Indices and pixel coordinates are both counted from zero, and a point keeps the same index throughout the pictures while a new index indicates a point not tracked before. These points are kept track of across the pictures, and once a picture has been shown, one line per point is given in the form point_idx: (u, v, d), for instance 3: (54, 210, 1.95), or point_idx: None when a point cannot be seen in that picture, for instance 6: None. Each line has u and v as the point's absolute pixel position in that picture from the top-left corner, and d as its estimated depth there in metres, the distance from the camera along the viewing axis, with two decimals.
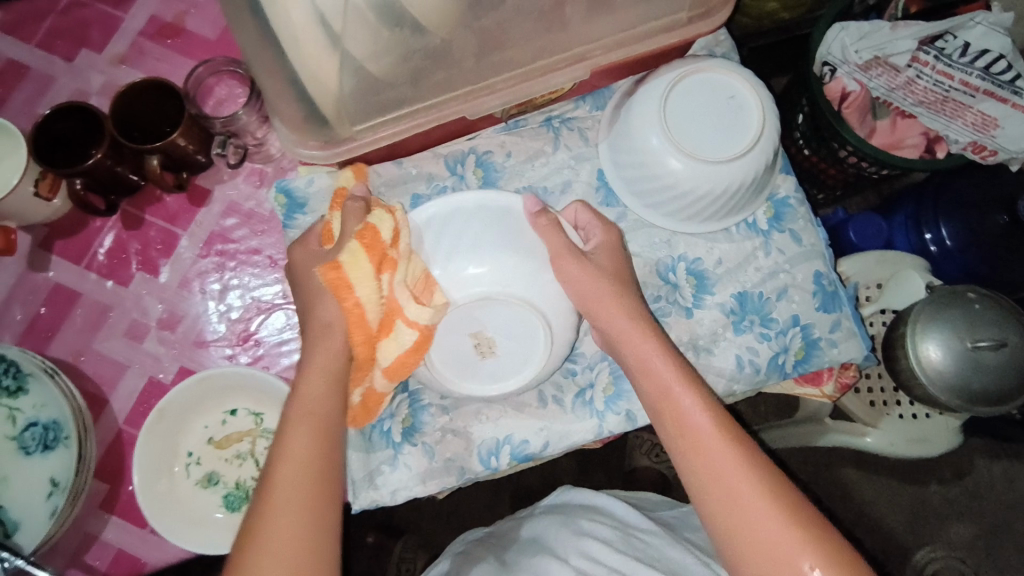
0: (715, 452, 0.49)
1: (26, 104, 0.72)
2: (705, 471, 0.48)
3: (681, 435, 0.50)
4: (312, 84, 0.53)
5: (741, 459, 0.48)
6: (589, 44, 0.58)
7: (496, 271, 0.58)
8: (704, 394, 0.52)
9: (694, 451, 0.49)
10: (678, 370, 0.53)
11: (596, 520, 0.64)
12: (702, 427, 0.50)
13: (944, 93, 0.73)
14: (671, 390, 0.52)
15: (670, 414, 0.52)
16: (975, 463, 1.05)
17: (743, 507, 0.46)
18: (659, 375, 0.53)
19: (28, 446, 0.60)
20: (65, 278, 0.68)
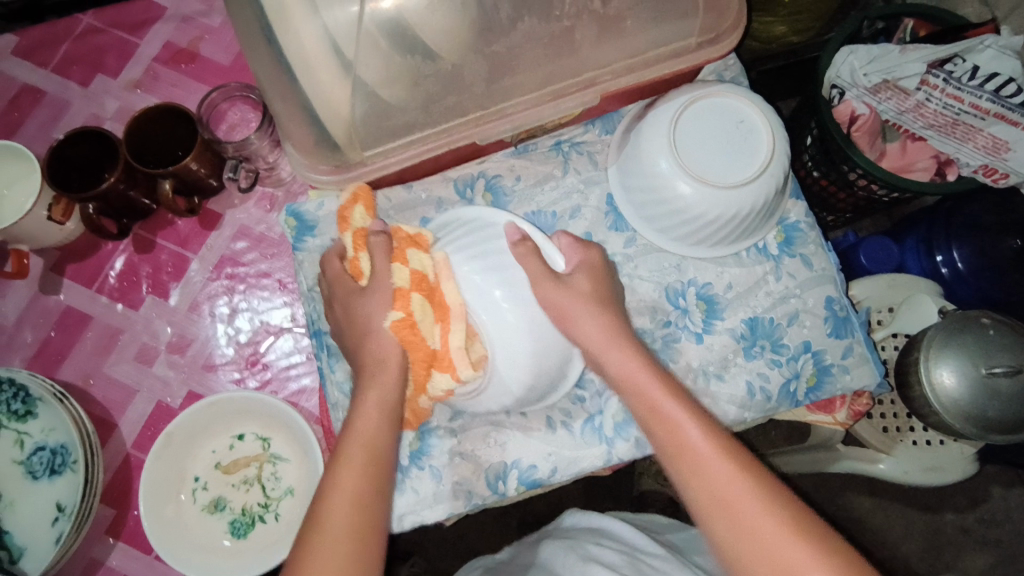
0: (711, 471, 0.47)
1: (41, 128, 0.73)
2: (705, 490, 0.47)
3: (673, 446, 0.49)
4: (325, 111, 0.53)
5: (741, 475, 0.47)
6: (599, 69, 0.58)
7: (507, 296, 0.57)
8: (695, 409, 0.50)
9: (690, 470, 0.48)
10: (665, 387, 0.52)
11: (603, 546, 0.62)
12: (697, 444, 0.48)
13: (955, 116, 0.72)
14: (659, 406, 0.51)
15: (664, 431, 0.50)
16: (991, 491, 1.03)
17: (746, 522, 0.45)
18: (648, 392, 0.52)
19: (35, 471, 0.60)
20: (76, 301, 0.68)
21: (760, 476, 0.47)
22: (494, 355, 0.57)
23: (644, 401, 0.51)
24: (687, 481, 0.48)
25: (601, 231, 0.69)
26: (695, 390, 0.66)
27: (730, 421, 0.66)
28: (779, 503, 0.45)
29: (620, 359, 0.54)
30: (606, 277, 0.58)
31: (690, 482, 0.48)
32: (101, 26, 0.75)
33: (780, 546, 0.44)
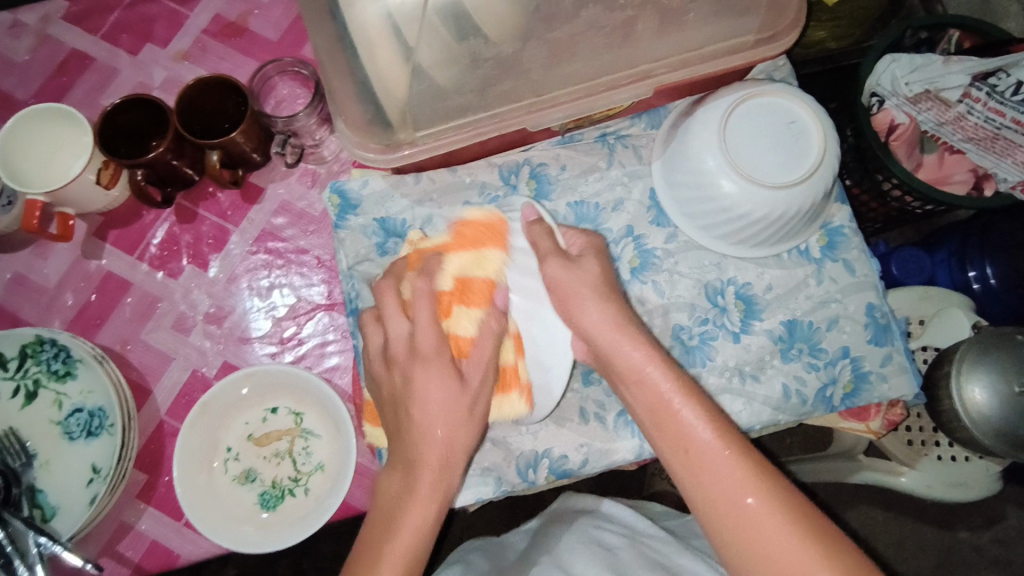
0: (716, 471, 0.47)
1: (89, 94, 0.73)
2: (714, 493, 0.46)
3: (680, 448, 0.48)
4: (382, 91, 0.54)
5: (750, 475, 0.46)
6: (654, 62, 0.57)
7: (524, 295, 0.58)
8: (702, 404, 0.49)
9: (696, 468, 0.47)
10: (675, 380, 0.50)
11: (604, 529, 0.63)
12: (706, 443, 0.47)
13: (995, 130, 0.70)
14: (666, 402, 0.50)
15: (669, 428, 0.49)
16: (1008, 512, 1.02)
17: (754, 527, 0.44)
18: (656, 387, 0.50)
19: (72, 432, 0.61)
20: (116, 267, 0.68)
21: (774, 481, 0.46)
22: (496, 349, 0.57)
23: (659, 395, 0.50)
24: (693, 480, 0.47)
25: (642, 225, 0.69)
26: (730, 390, 0.65)
27: (764, 422, 0.65)
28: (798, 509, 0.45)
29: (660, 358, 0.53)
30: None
31: (696, 481, 0.47)
32: None
33: (783, 551, 0.43)
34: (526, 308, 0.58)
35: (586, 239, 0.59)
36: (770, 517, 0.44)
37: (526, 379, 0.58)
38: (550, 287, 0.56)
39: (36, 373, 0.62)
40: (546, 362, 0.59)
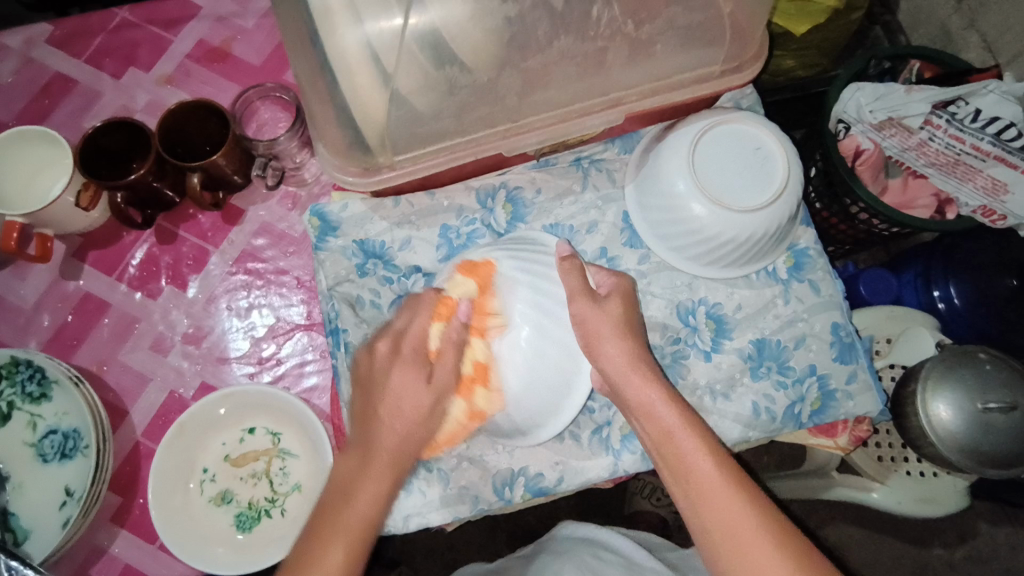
0: (722, 505, 0.48)
1: (70, 117, 0.74)
2: (713, 523, 0.48)
3: (685, 480, 0.50)
4: (361, 117, 0.55)
5: (751, 511, 0.48)
6: (626, 90, 0.60)
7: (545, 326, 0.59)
8: (707, 439, 0.51)
9: (700, 502, 0.49)
10: (681, 416, 0.52)
11: (601, 559, 0.63)
12: (710, 478, 0.49)
13: (956, 156, 0.73)
14: (673, 437, 0.51)
15: (675, 465, 0.50)
16: (978, 527, 1.04)
17: (751, 555, 0.46)
18: (662, 422, 0.52)
19: (46, 454, 0.61)
20: (95, 288, 0.69)
21: (766, 509, 0.48)
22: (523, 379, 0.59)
23: (664, 425, 0.52)
24: (697, 514, 0.49)
25: (616, 247, 0.71)
26: (702, 407, 0.67)
27: (735, 439, 0.67)
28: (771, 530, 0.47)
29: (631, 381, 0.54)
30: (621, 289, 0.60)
31: (702, 516, 0.48)
32: (136, 21, 0.76)
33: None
34: (557, 337, 0.59)
35: (618, 280, 0.59)
36: (771, 554, 0.46)
37: (546, 405, 0.60)
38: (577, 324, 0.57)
39: (11, 395, 0.61)
40: (566, 390, 0.60)
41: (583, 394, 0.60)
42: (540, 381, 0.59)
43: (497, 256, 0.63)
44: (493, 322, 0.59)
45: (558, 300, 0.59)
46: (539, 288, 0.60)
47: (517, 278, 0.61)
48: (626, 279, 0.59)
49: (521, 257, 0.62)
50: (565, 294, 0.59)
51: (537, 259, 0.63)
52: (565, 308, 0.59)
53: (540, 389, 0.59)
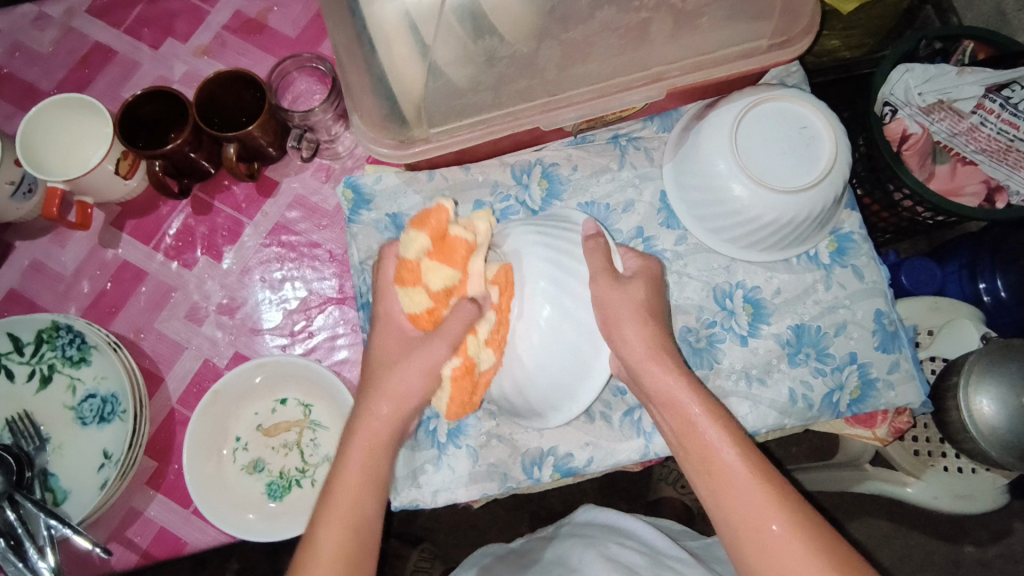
0: (745, 500, 0.47)
1: (109, 87, 0.74)
2: (733, 515, 0.47)
3: (709, 473, 0.49)
4: (400, 89, 0.55)
5: (773, 499, 0.47)
6: (668, 65, 0.58)
7: (566, 305, 0.56)
8: (728, 427, 0.50)
9: (721, 489, 0.48)
10: (704, 405, 0.51)
11: (624, 546, 0.62)
12: (732, 467, 0.48)
13: (1009, 142, 0.71)
14: (695, 426, 0.51)
15: (694, 451, 0.50)
16: (1014, 527, 1.01)
17: (774, 551, 0.45)
18: (685, 410, 0.51)
19: (85, 417, 0.62)
20: (132, 256, 0.70)
21: (791, 502, 0.47)
22: (540, 362, 0.56)
23: (686, 411, 0.51)
24: (717, 501, 0.49)
25: (652, 227, 0.69)
26: (737, 392, 0.66)
27: (769, 426, 0.65)
28: (808, 526, 0.46)
29: (660, 369, 0.52)
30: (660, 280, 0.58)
31: (722, 503, 0.48)
32: None
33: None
34: (577, 317, 0.57)
35: (643, 262, 0.58)
36: (791, 543, 0.45)
37: (560, 388, 0.58)
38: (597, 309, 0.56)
39: (52, 358, 0.63)
40: (587, 373, 0.58)
41: (601, 379, 0.58)
42: (554, 362, 0.56)
43: (523, 231, 0.60)
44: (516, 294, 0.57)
45: (580, 278, 0.57)
46: (565, 263, 0.58)
47: (544, 252, 0.58)
48: (652, 263, 0.59)
49: (546, 232, 0.60)
50: (589, 273, 0.57)
51: (565, 235, 0.60)
52: (587, 287, 0.57)
53: (556, 374, 0.57)
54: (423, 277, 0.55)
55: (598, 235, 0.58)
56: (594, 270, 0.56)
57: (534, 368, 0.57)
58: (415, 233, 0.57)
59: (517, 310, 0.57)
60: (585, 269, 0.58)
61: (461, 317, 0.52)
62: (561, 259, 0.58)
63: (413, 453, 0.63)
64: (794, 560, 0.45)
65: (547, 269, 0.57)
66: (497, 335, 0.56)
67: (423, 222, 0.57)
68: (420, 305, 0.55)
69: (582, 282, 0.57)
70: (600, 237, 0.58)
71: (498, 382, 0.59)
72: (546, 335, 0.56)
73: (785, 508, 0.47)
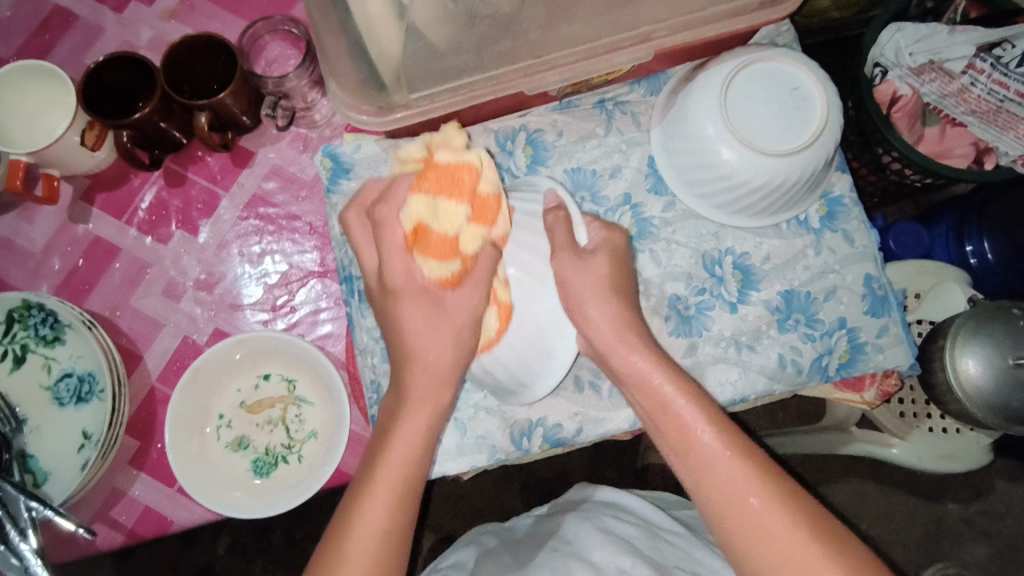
0: (725, 476, 0.47)
1: (72, 54, 0.71)
2: (714, 492, 0.47)
3: (688, 453, 0.49)
4: (376, 51, 0.53)
5: (755, 472, 0.47)
6: (656, 23, 0.56)
7: (528, 283, 0.56)
8: (703, 404, 0.50)
9: (700, 468, 0.48)
10: (679, 385, 0.51)
11: (620, 518, 0.62)
12: (709, 445, 0.48)
13: (998, 103, 0.70)
14: (669, 406, 0.50)
15: (672, 433, 0.50)
16: (994, 485, 1.03)
17: (763, 524, 0.45)
18: (659, 392, 0.50)
19: (62, 397, 0.61)
20: (104, 232, 0.67)
21: (772, 476, 0.47)
22: (499, 341, 0.55)
23: (661, 393, 0.50)
24: (698, 480, 0.48)
25: (640, 193, 0.68)
26: (726, 359, 0.65)
27: (758, 392, 0.65)
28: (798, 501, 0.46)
29: (630, 348, 0.52)
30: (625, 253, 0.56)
31: (701, 482, 0.48)
32: None
33: (787, 548, 0.44)
34: (539, 294, 0.56)
35: (607, 235, 0.56)
36: (776, 518, 0.45)
37: (526, 365, 0.57)
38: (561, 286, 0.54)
39: (24, 338, 0.61)
40: (552, 351, 0.57)
41: (566, 359, 0.57)
42: (516, 340, 0.56)
43: None
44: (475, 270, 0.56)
45: (541, 255, 0.56)
46: (526, 239, 0.56)
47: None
48: (616, 236, 0.56)
49: (507, 207, 0.58)
50: (548, 247, 0.56)
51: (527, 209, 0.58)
52: (548, 262, 0.56)
53: (514, 352, 0.56)
54: (457, 245, 0.50)
55: (560, 208, 0.56)
56: (556, 244, 0.54)
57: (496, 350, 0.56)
58: (451, 195, 0.50)
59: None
60: (546, 245, 0.56)
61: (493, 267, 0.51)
62: (521, 234, 0.57)
63: None
64: (778, 535, 0.45)
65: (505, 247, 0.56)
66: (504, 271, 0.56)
67: (451, 169, 0.50)
68: (450, 265, 0.50)
69: (544, 259, 0.56)
70: (560, 209, 0.56)
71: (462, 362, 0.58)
72: (504, 316, 0.55)
73: (768, 482, 0.47)
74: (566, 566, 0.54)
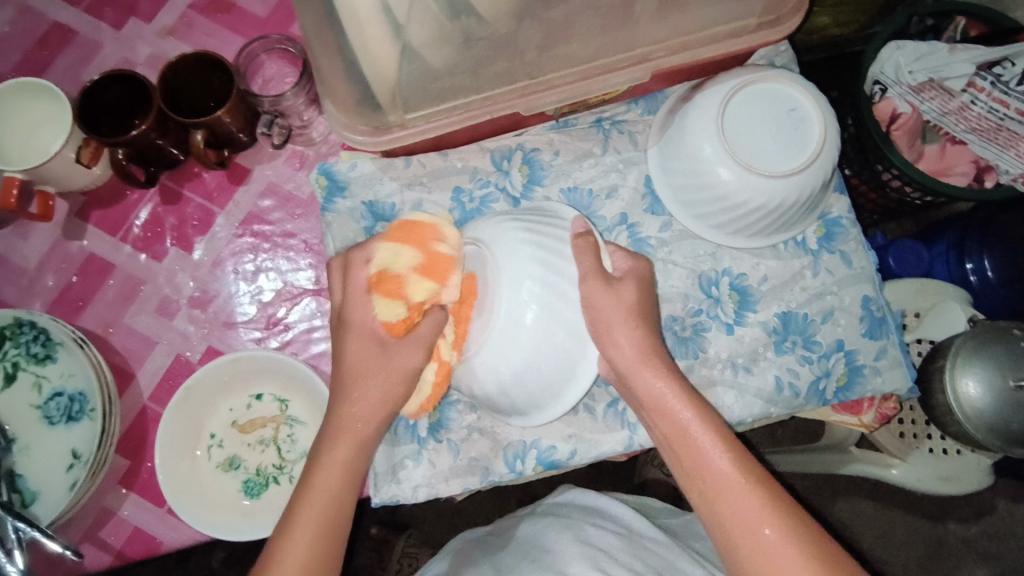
0: (737, 505, 0.46)
1: (70, 70, 0.71)
2: (727, 521, 0.46)
3: (703, 480, 0.48)
4: (372, 73, 0.52)
5: (764, 504, 0.46)
6: (653, 45, 0.56)
7: (553, 305, 0.55)
8: (719, 430, 0.50)
9: (714, 496, 0.47)
10: (695, 410, 0.50)
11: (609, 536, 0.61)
12: (724, 471, 0.48)
13: (999, 121, 0.68)
14: (686, 432, 0.49)
15: (688, 459, 0.49)
16: (996, 504, 1.02)
17: (767, 550, 0.45)
18: (675, 417, 0.50)
19: (52, 416, 0.60)
20: (99, 248, 0.67)
21: (784, 505, 0.46)
22: (526, 361, 0.54)
23: (677, 418, 0.50)
24: (710, 507, 0.47)
25: (637, 213, 0.68)
26: (723, 381, 0.65)
27: (755, 415, 0.64)
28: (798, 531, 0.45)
29: (648, 368, 0.52)
30: (650, 283, 0.56)
31: (713, 509, 0.47)
32: None
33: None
34: (566, 319, 0.55)
35: (634, 263, 0.56)
36: (787, 549, 0.44)
37: (547, 385, 0.56)
38: (586, 308, 0.54)
39: (16, 355, 0.60)
40: (572, 372, 0.56)
41: (588, 378, 0.57)
42: (543, 363, 0.55)
43: (507, 226, 0.58)
44: (503, 291, 0.54)
45: (569, 278, 0.56)
46: (554, 261, 0.56)
47: (532, 251, 0.56)
48: (642, 265, 0.56)
49: (532, 228, 0.57)
50: (579, 273, 0.55)
51: (551, 230, 0.58)
52: (577, 288, 0.55)
53: (541, 372, 0.55)
54: (410, 295, 0.52)
55: (588, 234, 0.56)
56: (582, 270, 0.55)
57: (523, 370, 0.55)
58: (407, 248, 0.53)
59: (499, 305, 0.54)
60: (573, 268, 0.56)
61: (437, 325, 0.53)
62: (548, 255, 0.56)
63: (393, 448, 0.62)
64: (790, 569, 0.44)
65: (532, 269, 0.55)
66: (455, 331, 0.55)
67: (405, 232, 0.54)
68: (395, 314, 0.52)
69: (572, 281, 0.55)
70: (589, 236, 0.56)
71: (478, 383, 0.56)
72: (534, 337, 0.54)
73: (772, 510, 0.46)
74: None
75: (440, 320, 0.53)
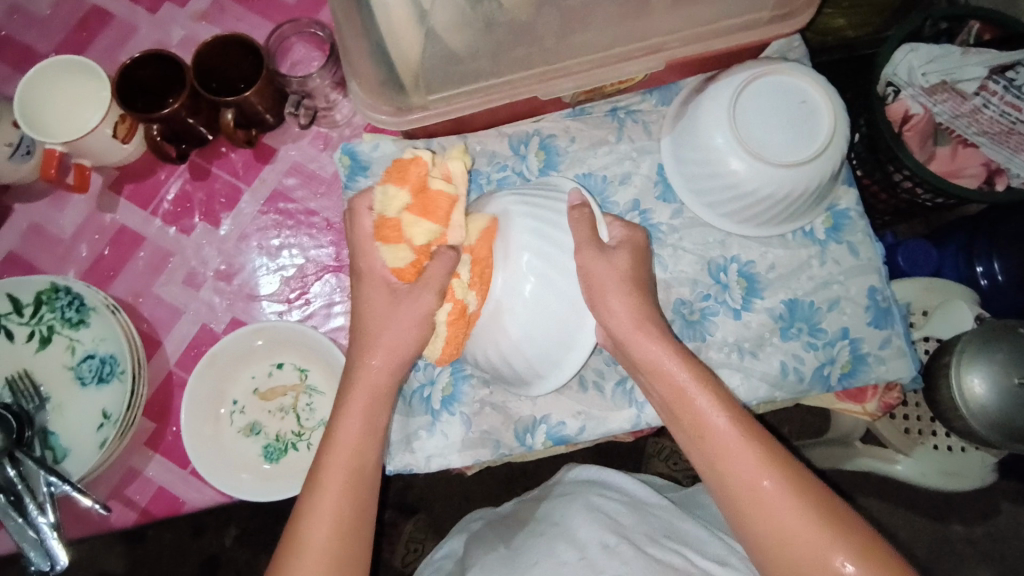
0: (738, 462, 0.48)
1: (107, 51, 0.74)
2: (729, 479, 0.48)
3: (703, 440, 0.50)
4: (397, 55, 0.55)
5: (766, 458, 0.48)
6: (666, 36, 0.57)
7: (550, 276, 0.56)
8: (717, 391, 0.51)
9: (715, 454, 0.49)
10: (693, 373, 0.52)
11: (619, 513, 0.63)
12: (722, 429, 0.49)
13: (1011, 124, 0.71)
14: (685, 394, 0.51)
15: (686, 420, 0.51)
16: (1000, 507, 1.03)
17: (767, 502, 0.47)
18: (672, 379, 0.52)
19: (84, 377, 0.63)
20: (131, 221, 0.70)
21: (782, 459, 0.48)
22: (524, 330, 0.57)
23: (674, 380, 0.52)
24: (713, 465, 0.49)
25: (649, 200, 0.69)
26: (730, 364, 0.66)
27: (760, 398, 0.66)
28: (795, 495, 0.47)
29: (651, 339, 0.53)
30: (647, 252, 0.58)
31: (714, 465, 0.49)
32: None
33: (800, 529, 0.45)
34: (563, 289, 0.57)
35: (630, 232, 0.58)
36: (788, 498, 0.46)
37: (545, 355, 0.58)
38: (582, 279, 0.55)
39: (51, 319, 0.63)
40: (572, 341, 0.58)
41: (587, 346, 0.59)
42: (541, 332, 0.57)
43: (507, 201, 0.59)
44: (499, 263, 0.56)
45: (565, 249, 0.57)
46: (550, 232, 0.57)
47: (529, 224, 0.57)
48: (638, 233, 0.58)
49: (532, 202, 0.59)
50: (574, 244, 0.56)
51: (549, 201, 0.59)
52: (572, 258, 0.57)
53: (539, 340, 0.57)
54: (410, 238, 0.53)
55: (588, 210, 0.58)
56: (578, 241, 0.56)
57: (520, 341, 0.57)
58: (395, 190, 0.53)
59: (499, 277, 0.57)
60: (570, 239, 0.57)
61: (447, 264, 0.52)
62: (544, 228, 0.57)
63: (408, 419, 0.64)
64: (790, 517, 0.46)
65: (528, 242, 0.56)
66: (477, 275, 0.55)
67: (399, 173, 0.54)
68: (403, 259, 0.53)
69: (568, 253, 0.57)
70: (584, 208, 0.57)
71: (482, 350, 0.59)
72: (532, 306, 0.56)
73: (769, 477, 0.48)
74: (551, 547, 0.55)
75: (450, 260, 0.52)
